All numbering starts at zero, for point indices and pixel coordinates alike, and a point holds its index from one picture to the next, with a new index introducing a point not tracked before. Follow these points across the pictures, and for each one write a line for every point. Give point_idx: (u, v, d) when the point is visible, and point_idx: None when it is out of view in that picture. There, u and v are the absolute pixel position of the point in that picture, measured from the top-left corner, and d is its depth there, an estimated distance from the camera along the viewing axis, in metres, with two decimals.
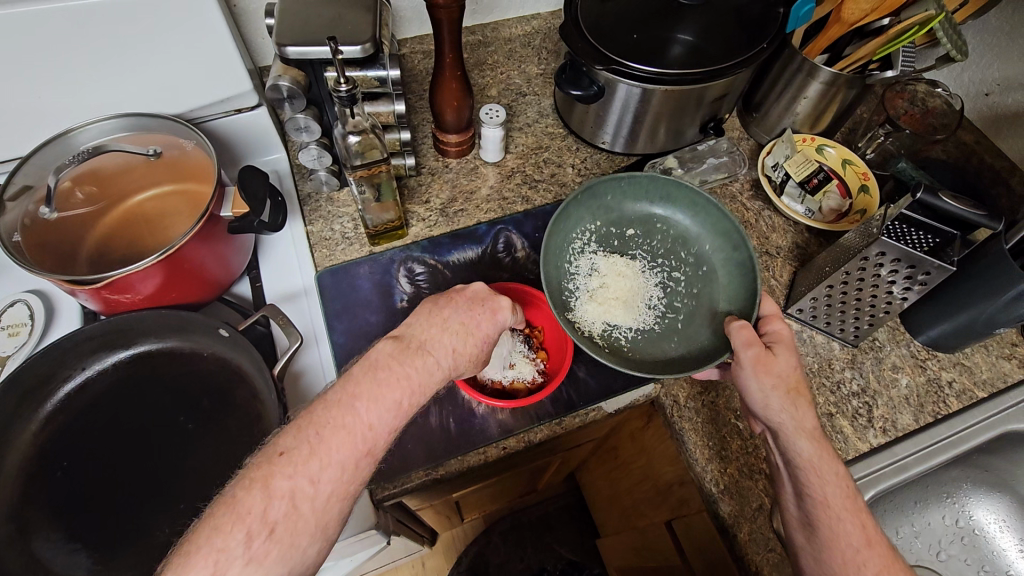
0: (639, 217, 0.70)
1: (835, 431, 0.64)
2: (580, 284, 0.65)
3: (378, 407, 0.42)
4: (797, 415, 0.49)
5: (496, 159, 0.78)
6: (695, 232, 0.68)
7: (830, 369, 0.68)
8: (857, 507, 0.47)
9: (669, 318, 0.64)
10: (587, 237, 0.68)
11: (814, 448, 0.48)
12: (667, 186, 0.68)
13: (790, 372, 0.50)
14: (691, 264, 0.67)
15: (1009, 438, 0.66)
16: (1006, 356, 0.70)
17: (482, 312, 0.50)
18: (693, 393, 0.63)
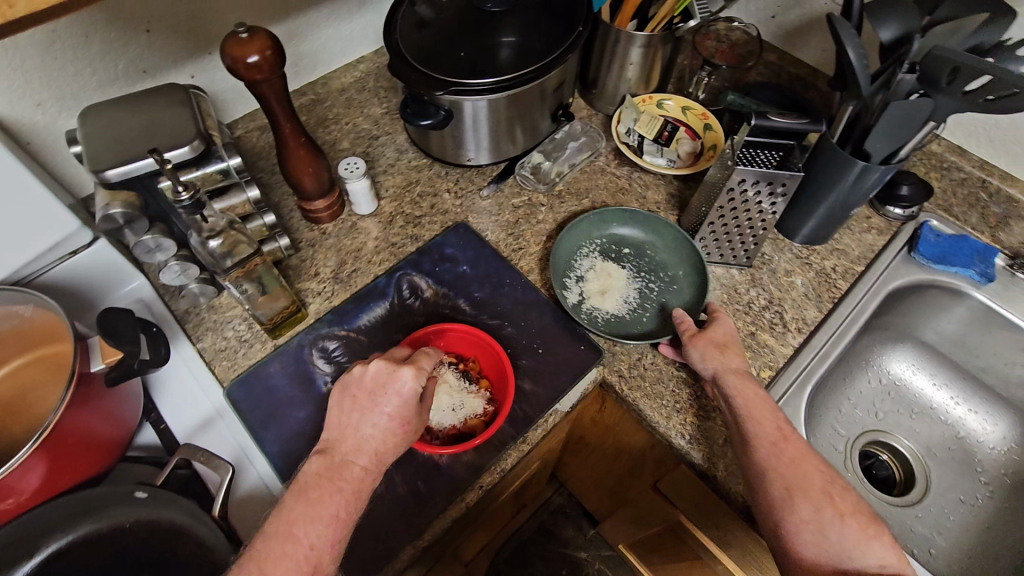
0: (630, 242, 0.75)
1: (760, 346, 0.69)
2: (578, 274, 0.71)
3: (314, 527, 0.43)
4: (725, 360, 0.58)
5: (372, 210, 0.76)
6: (674, 258, 0.73)
7: (738, 293, 0.73)
8: (776, 414, 0.54)
9: (646, 319, 0.69)
10: (592, 246, 0.74)
11: (737, 380, 0.56)
12: (655, 220, 0.74)
13: (722, 337, 0.61)
14: (670, 284, 0.71)
15: (891, 297, 0.75)
16: (867, 231, 0.79)
17: (386, 396, 0.48)
18: (633, 361, 0.66)
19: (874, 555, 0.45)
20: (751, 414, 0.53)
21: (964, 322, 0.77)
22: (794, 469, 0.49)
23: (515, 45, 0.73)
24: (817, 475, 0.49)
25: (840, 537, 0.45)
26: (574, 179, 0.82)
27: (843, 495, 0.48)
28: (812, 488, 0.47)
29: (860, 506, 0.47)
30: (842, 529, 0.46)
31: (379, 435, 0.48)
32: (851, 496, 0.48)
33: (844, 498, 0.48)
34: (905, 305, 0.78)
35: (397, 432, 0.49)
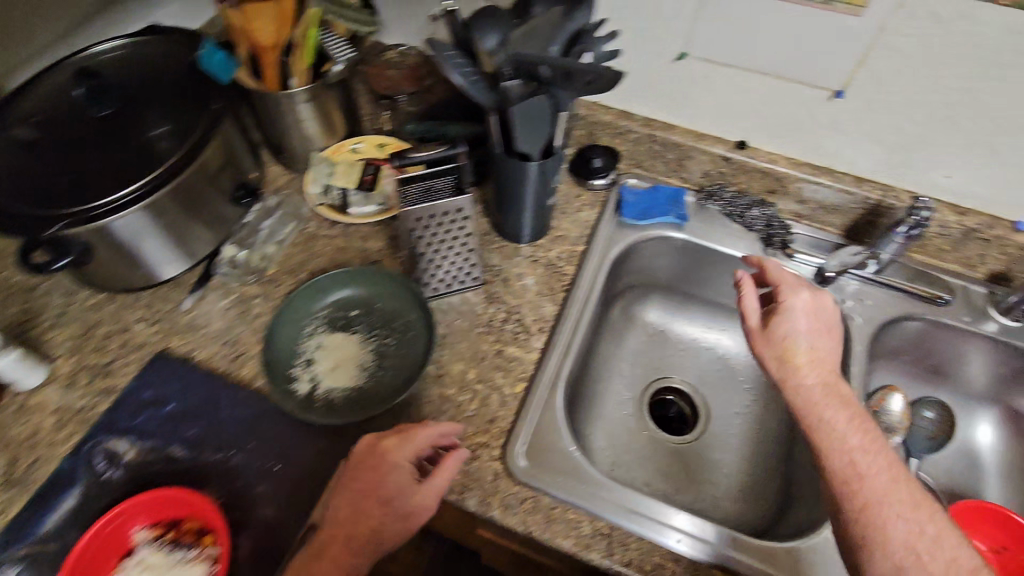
0: (356, 301, 0.71)
1: (509, 361, 0.68)
2: (305, 358, 0.66)
3: None
4: (798, 373, 0.61)
5: (42, 380, 0.64)
6: (405, 304, 0.70)
7: (477, 315, 0.72)
8: (866, 428, 0.57)
9: (386, 381, 0.65)
10: (317, 321, 0.69)
11: (813, 377, 0.60)
12: (374, 274, 0.71)
13: (777, 346, 0.62)
14: (405, 334, 0.69)
15: (615, 264, 0.81)
16: (579, 210, 0.83)
17: (389, 468, 0.51)
18: (385, 434, 0.62)
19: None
20: (826, 449, 0.56)
21: (684, 262, 0.85)
22: (874, 522, 0.52)
23: (167, 134, 0.63)
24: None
25: None
26: (286, 256, 0.76)
27: (936, 556, 0.50)
28: (904, 543, 0.50)
29: (957, 557, 0.50)
30: (941, 561, 0.49)
31: (388, 508, 0.50)
32: (948, 552, 0.50)
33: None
34: (632, 266, 0.84)
35: (390, 505, 0.51)
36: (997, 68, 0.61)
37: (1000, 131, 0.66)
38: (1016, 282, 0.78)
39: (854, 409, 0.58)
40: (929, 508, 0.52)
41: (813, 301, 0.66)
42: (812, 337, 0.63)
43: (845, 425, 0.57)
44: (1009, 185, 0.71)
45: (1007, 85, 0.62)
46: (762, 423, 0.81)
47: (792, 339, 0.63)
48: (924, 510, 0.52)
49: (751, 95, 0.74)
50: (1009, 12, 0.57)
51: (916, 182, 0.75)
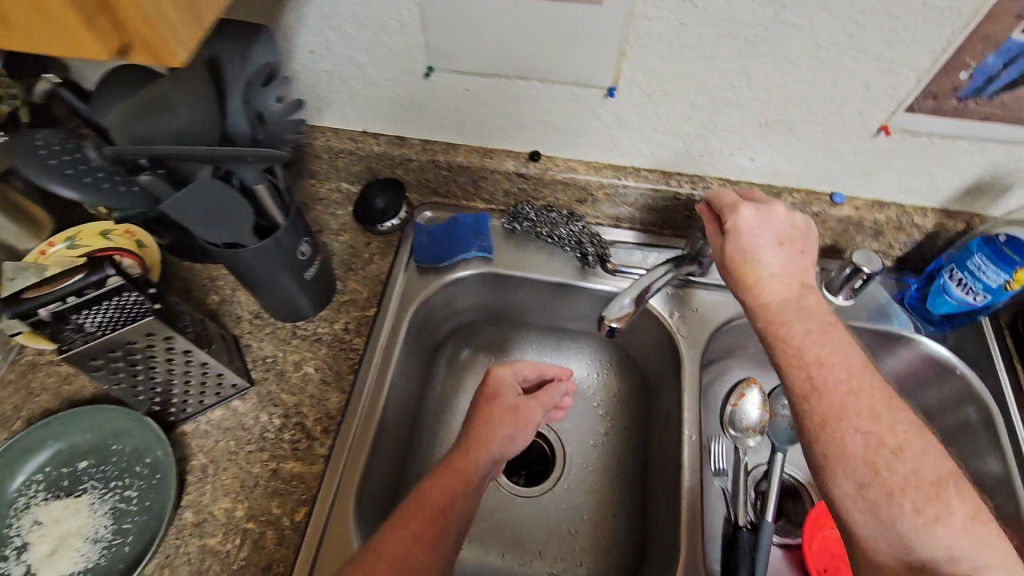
0: (87, 448, 0.57)
1: (287, 481, 0.57)
2: (14, 545, 0.52)
3: None
4: (750, 294, 0.57)
5: None
6: (144, 438, 0.57)
7: (245, 430, 0.60)
8: (818, 368, 0.52)
9: (124, 549, 0.52)
10: (30, 489, 0.54)
11: (764, 321, 0.56)
12: (98, 411, 0.57)
13: (736, 252, 0.58)
14: (149, 477, 0.55)
15: (421, 318, 0.70)
16: (368, 263, 0.71)
17: (495, 386, 0.64)
18: None
19: (936, 539, 0.45)
20: (783, 364, 0.54)
21: (504, 295, 0.75)
22: (830, 435, 0.50)
23: None
24: (862, 516, 0.48)
25: (897, 517, 0.46)
26: None
27: (893, 468, 0.48)
28: (856, 462, 0.49)
29: (916, 472, 0.47)
30: (900, 474, 0.47)
31: (497, 419, 0.61)
32: (907, 464, 0.48)
33: (880, 514, 0.47)
34: (443, 313, 0.74)
35: (512, 419, 0.62)
36: (762, 42, 0.52)
37: (787, 107, 0.58)
38: (844, 253, 0.72)
39: (812, 321, 0.55)
40: (891, 416, 0.50)
41: (761, 213, 0.58)
42: (770, 246, 0.57)
43: (803, 337, 0.54)
44: (811, 159, 0.64)
45: (777, 58, 0.53)
46: (618, 456, 0.75)
47: (750, 256, 0.57)
48: (882, 421, 0.49)
49: (522, 101, 0.63)
50: None
51: (721, 170, 0.67)
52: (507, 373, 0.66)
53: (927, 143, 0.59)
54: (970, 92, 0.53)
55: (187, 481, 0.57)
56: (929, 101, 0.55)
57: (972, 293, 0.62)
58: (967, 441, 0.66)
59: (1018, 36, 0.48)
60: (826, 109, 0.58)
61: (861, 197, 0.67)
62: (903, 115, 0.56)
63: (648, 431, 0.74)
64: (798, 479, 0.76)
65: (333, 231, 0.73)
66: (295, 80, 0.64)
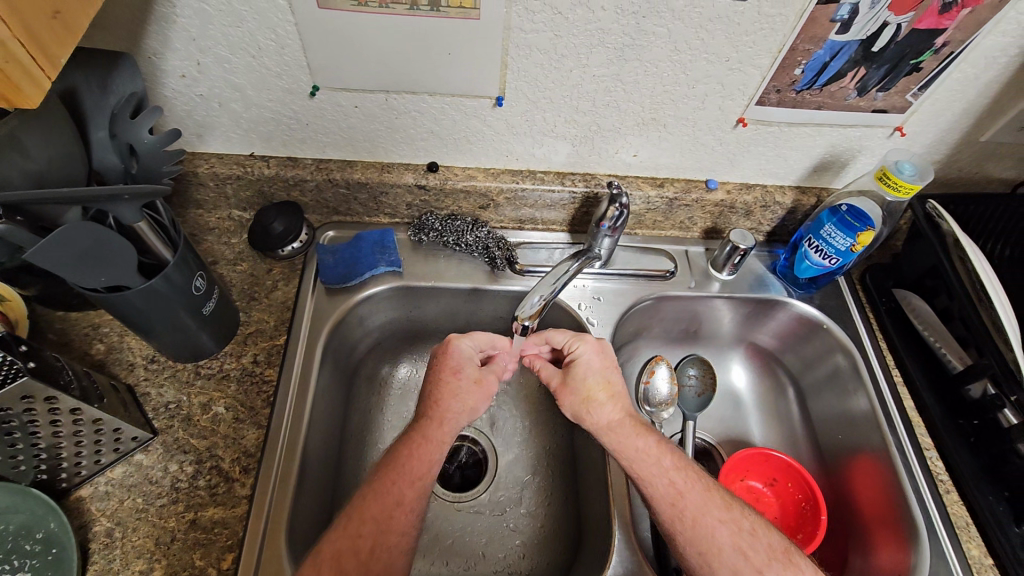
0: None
1: (209, 529, 0.54)
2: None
3: None
4: (596, 413, 0.62)
5: None
6: (32, 511, 0.50)
7: (153, 483, 0.55)
8: (677, 466, 0.59)
9: None
10: None
11: (621, 434, 0.60)
12: None
13: (585, 375, 0.64)
14: (44, 553, 0.50)
15: (334, 339, 0.69)
16: (272, 290, 0.69)
17: (455, 359, 0.62)
18: None
19: None
20: (643, 475, 0.58)
21: (419, 307, 0.75)
22: (701, 531, 0.55)
23: None
24: None
25: None
26: None
27: (754, 547, 0.54)
28: (725, 551, 0.54)
29: (770, 545, 0.55)
30: (761, 550, 0.54)
31: (454, 389, 0.60)
32: (762, 541, 0.55)
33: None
34: (357, 332, 0.73)
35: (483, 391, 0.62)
36: (629, 49, 0.57)
37: (658, 106, 0.64)
38: (723, 232, 0.80)
39: (652, 433, 0.61)
40: (738, 504, 0.57)
41: (596, 343, 0.66)
42: (604, 373, 0.64)
43: (654, 449, 0.59)
44: (685, 151, 0.70)
45: (644, 63, 0.59)
46: (548, 446, 0.78)
47: (590, 379, 0.64)
48: (733, 509, 0.57)
49: (415, 114, 0.64)
50: None
51: (609, 166, 0.72)
52: (462, 344, 0.63)
53: (777, 131, 0.67)
54: (805, 84, 0.61)
55: (91, 550, 0.52)
56: (774, 94, 0.62)
57: (827, 256, 0.72)
58: (839, 384, 0.76)
59: (835, 36, 0.56)
60: (691, 105, 0.64)
61: (732, 181, 0.75)
62: (756, 107, 0.64)
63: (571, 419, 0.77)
64: (709, 441, 0.81)
65: (229, 261, 0.70)
66: (167, 106, 0.61)
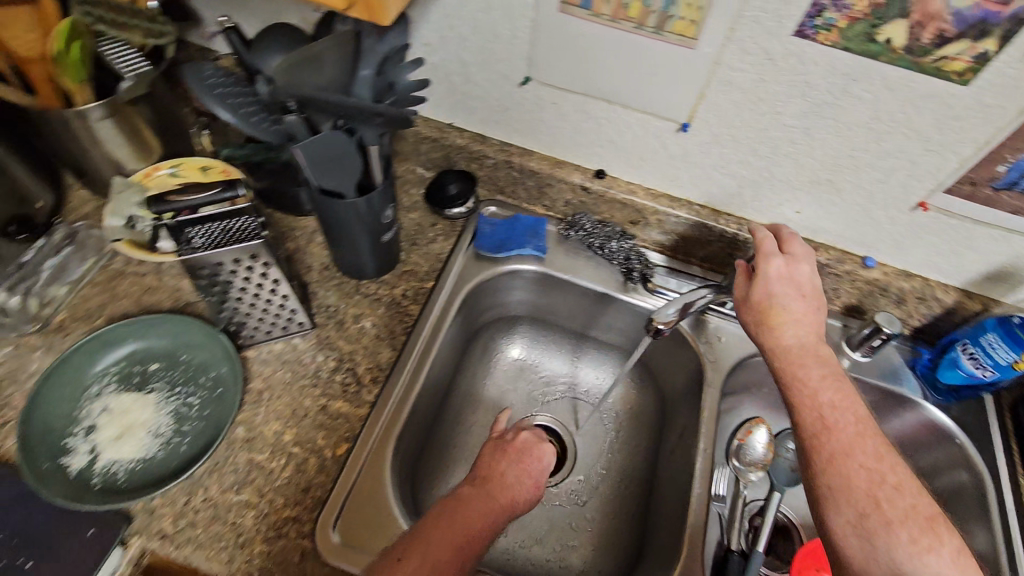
0: (156, 352, 0.62)
1: (333, 417, 0.62)
2: (84, 426, 0.57)
3: None
4: (772, 331, 0.61)
5: None
6: (212, 353, 0.62)
7: (302, 365, 0.65)
8: (838, 403, 0.57)
9: (180, 446, 0.57)
10: (106, 378, 0.60)
11: (794, 354, 0.60)
12: (176, 321, 0.62)
13: (767, 294, 0.63)
14: (211, 389, 0.61)
15: (472, 299, 0.76)
16: (432, 241, 0.77)
17: (536, 459, 0.62)
18: (180, 509, 0.55)
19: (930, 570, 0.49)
20: (796, 400, 0.58)
21: (549, 295, 0.81)
22: (838, 471, 0.54)
23: None
24: (853, 543, 0.51)
25: (891, 545, 0.50)
26: (79, 300, 0.66)
27: (893, 502, 0.52)
28: (859, 494, 0.52)
29: (915, 507, 0.52)
30: (899, 508, 0.52)
31: (522, 484, 0.60)
32: (907, 499, 0.52)
33: (877, 543, 0.51)
34: (491, 300, 0.80)
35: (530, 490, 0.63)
36: (829, 107, 0.59)
37: (837, 169, 0.65)
38: (866, 314, 0.78)
39: (828, 366, 0.59)
40: (891, 457, 0.54)
41: (791, 264, 0.64)
42: (791, 295, 0.62)
43: (818, 380, 0.58)
44: (851, 220, 0.70)
45: (837, 124, 0.60)
46: (628, 463, 0.79)
47: (776, 298, 0.62)
48: (886, 461, 0.54)
49: (602, 123, 0.70)
50: (830, 54, 0.55)
51: (768, 216, 0.74)
52: (546, 450, 0.64)
53: (958, 225, 0.65)
54: (1005, 184, 0.59)
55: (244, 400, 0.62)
56: (966, 186, 0.61)
57: (981, 367, 0.67)
58: (961, 506, 0.70)
59: None
60: (873, 176, 0.64)
61: (891, 263, 0.73)
62: (943, 194, 0.63)
63: (659, 446, 0.78)
64: (790, 518, 0.79)
65: (404, 207, 0.80)
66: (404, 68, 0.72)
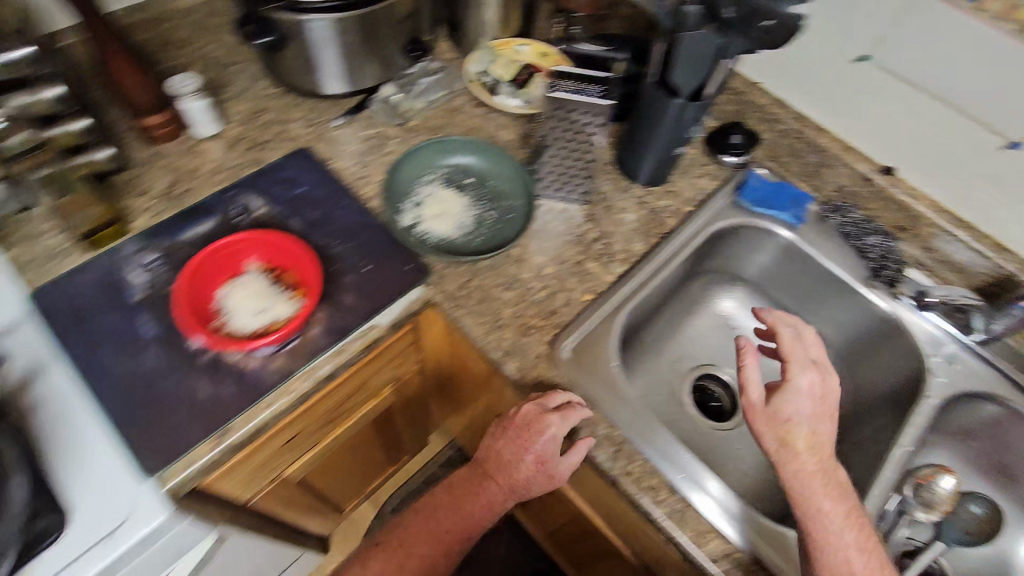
0: (474, 170, 0.77)
1: (585, 273, 0.72)
2: (416, 200, 0.73)
3: (96, 373, 0.57)
4: (796, 457, 0.54)
5: (215, 132, 0.76)
6: (513, 188, 0.76)
7: (572, 226, 0.76)
8: (869, 543, 0.52)
9: (474, 241, 0.72)
10: (437, 174, 0.76)
11: (818, 481, 0.53)
12: (497, 154, 0.77)
13: (800, 412, 0.56)
14: (505, 212, 0.74)
15: (718, 237, 0.82)
16: (700, 176, 0.84)
17: (538, 434, 0.59)
18: (462, 283, 0.69)
19: None
20: (816, 538, 0.52)
21: (784, 265, 0.84)
22: None
23: None
24: None
25: None
26: (429, 115, 0.82)
27: None
28: None
29: None
30: None
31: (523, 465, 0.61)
32: None
33: None
34: (730, 249, 0.85)
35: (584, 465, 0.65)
36: None
37: None
38: None
39: (850, 503, 0.53)
40: None
41: (822, 385, 0.59)
42: (813, 422, 0.56)
43: (839, 516, 0.52)
44: None
45: None
46: None
47: (797, 420, 0.56)
48: None
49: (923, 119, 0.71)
50: None
51: None
52: (552, 422, 0.58)
53: None
54: None
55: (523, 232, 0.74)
56: None
57: None
58: None
59: None
60: None
61: None
62: None
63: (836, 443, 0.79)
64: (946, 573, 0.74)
65: None
66: None
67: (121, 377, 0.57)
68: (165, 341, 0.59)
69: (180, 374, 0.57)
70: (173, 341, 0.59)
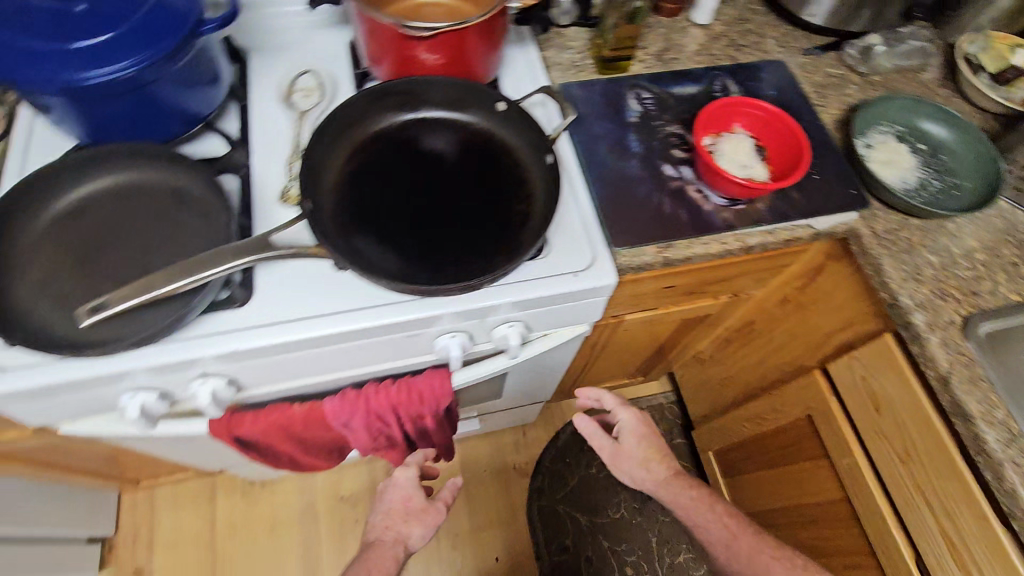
0: (932, 140, 0.77)
1: (1018, 275, 0.69)
2: (867, 142, 0.76)
3: (592, 159, 0.70)
4: (658, 469, 0.86)
5: (705, 23, 0.86)
6: (969, 169, 0.74)
7: (1014, 230, 0.72)
8: (727, 524, 0.79)
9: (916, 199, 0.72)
10: (893, 129, 0.78)
11: (678, 485, 0.83)
12: (966, 133, 0.75)
13: (636, 429, 0.88)
14: (953, 188, 0.73)
15: None
16: None
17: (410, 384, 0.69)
18: (891, 229, 0.70)
19: None
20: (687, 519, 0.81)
21: None
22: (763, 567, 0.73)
23: None
24: None
25: None
26: (895, 76, 0.83)
27: None
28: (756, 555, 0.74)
29: None
30: None
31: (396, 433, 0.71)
32: None
33: None
34: None
35: (640, 436, 0.88)
36: None
37: None
38: None
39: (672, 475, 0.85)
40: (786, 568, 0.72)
41: (637, 417, 0.89)
42: (627, 435, 0.88)
43: (687, 501, 0.82)
44: None
45: None
46: None
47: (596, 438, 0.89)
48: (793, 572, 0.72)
49: None
50: None
51: None
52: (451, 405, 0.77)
53: None
54: None
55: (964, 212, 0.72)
56: None
57: None
58: None
59: None
60: None
61: None
62: None
63: None
64: None
65: None
66: None
67: (609, 170, 0.69)
68: (646, 158, 0.70)
69: (651, 187, 0.68)
70: (652, 162, 0.70)
